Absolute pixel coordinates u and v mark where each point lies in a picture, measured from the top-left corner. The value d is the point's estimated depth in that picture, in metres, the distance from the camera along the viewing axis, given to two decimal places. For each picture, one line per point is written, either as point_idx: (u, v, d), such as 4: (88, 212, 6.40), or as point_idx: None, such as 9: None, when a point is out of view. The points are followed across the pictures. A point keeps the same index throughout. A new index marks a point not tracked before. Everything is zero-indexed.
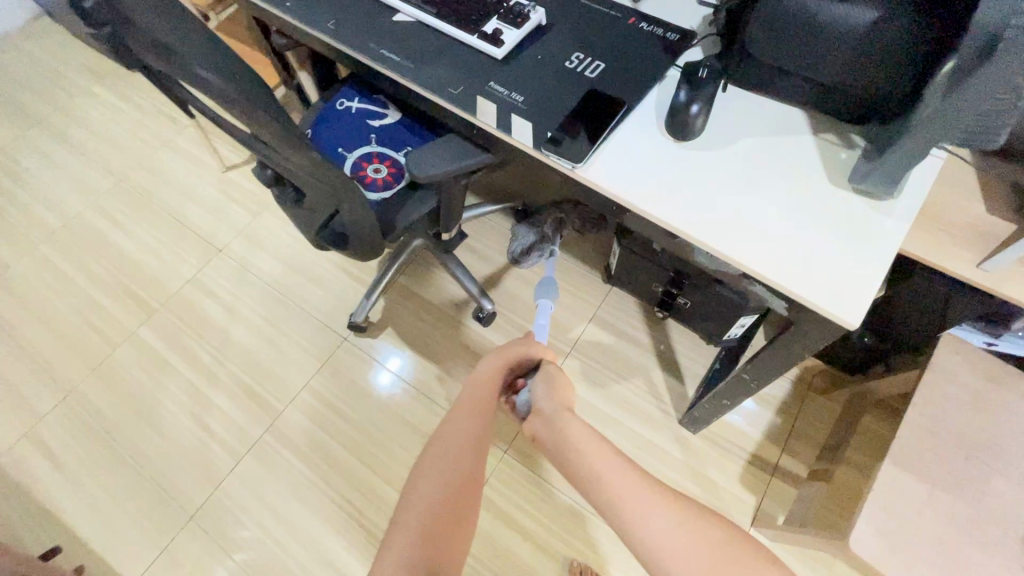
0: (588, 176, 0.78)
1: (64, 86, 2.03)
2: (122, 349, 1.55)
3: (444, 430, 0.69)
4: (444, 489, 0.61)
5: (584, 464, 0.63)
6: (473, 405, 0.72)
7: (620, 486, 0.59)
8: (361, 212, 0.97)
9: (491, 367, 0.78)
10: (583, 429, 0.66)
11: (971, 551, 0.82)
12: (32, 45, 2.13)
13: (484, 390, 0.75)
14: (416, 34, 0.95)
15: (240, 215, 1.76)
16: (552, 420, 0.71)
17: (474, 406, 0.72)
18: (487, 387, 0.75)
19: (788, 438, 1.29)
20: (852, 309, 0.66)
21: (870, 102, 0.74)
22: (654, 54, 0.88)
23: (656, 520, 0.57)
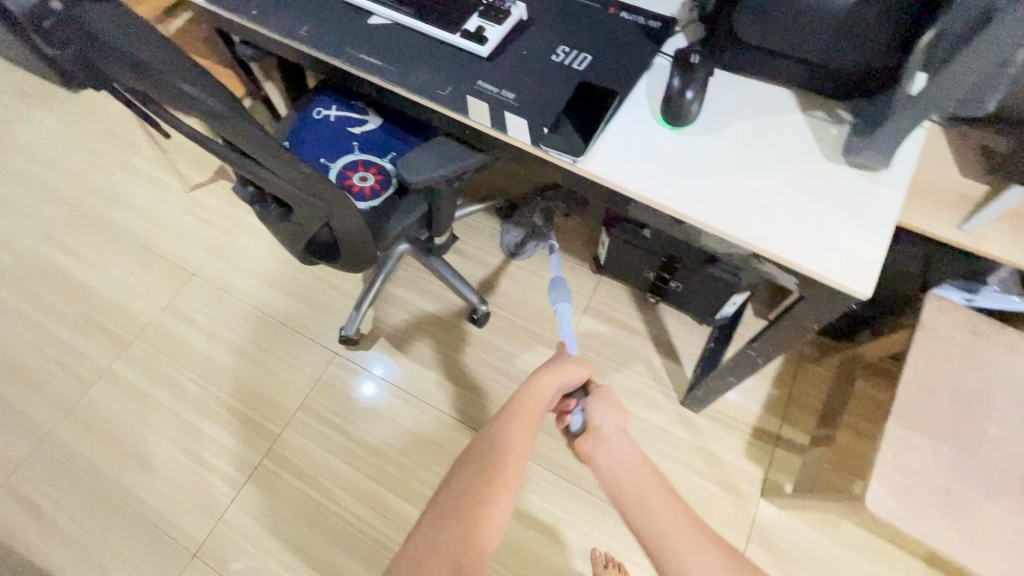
0: (590, 169, 0.78)
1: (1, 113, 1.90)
2: (98, 387, 1.46)
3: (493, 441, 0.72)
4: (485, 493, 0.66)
5: (637, 494, 0.74)
6: (526, 423, 0.75)
7: (664, 522, 0.71)
8: (355, 224, 0.95)
9: (549, 380, 0.79)
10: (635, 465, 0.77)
11: (976, 497, 0.86)
12: None
13: (536, 403, 0.77)
14: (396, 36, 0.93)
15: (210, 235, 1.68)
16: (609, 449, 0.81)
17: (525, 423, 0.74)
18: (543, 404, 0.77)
19: (787, 407, 1.33)
20: (861, 280, 0.68)
21: (855, 79, 0.76)
22: (639, 43, 0.88)
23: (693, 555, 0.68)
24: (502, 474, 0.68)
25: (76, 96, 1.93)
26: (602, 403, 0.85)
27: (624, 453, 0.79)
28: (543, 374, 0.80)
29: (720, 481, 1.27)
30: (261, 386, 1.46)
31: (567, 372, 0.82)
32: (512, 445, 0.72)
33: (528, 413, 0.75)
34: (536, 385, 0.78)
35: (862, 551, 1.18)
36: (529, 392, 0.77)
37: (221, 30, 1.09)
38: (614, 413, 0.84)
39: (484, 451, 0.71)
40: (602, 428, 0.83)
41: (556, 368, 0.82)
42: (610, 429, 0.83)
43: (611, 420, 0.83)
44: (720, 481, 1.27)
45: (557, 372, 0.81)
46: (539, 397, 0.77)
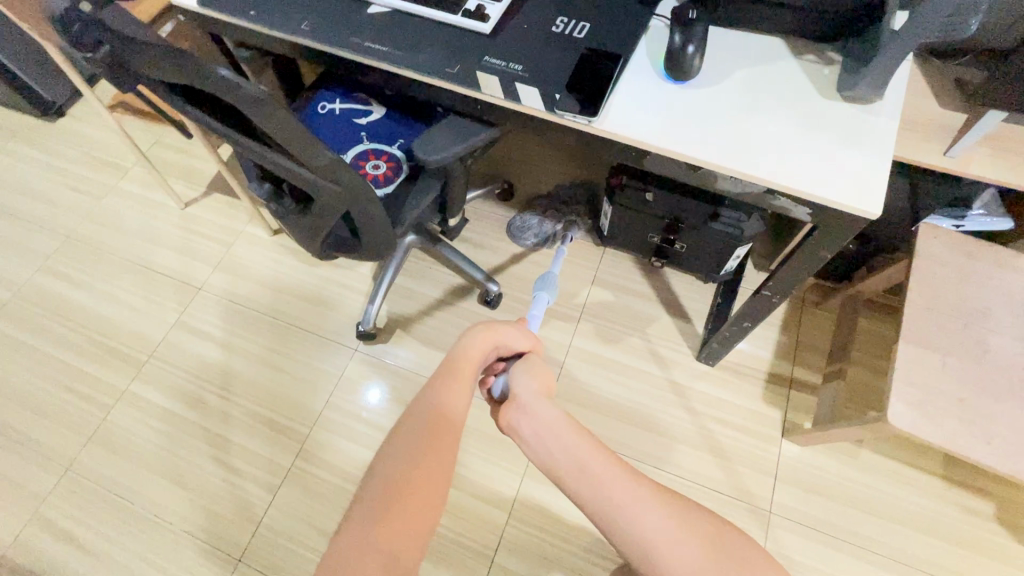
0: (604, 128, 0.82)
1: None
2: (117, 409, 1.45)
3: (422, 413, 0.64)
4: (417, 474, 0.57)
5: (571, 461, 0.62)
6: (456, 391, 0.68)
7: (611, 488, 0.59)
8: (374, 210, 0.97)
9: (479, 342, 0.73)
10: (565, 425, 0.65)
11: (988, 401, 0.93)
12: None
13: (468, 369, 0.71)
14: (397, 22, 0.95)
15: (212, 249, 1.68)
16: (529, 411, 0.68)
17: (456, 389, 0.68)
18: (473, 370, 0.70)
19: (796, 351, 1.39)
20: (871, 201, 0.73)
21: (843, 21, 0.82)
22: (634, 8, 0.92)
23: (644, 514, 0.58)
24: (428, 444, 0.60)
25: (53, 126, 1.90)
26: (527, 367, 0.76)
27: (549, 415, 0.66)
28: (472, 336, 0.73)
29: (742, 427, 1.32)
30: (283, 390, 1.46)
31: (500, 336, 0.75)
32: (448, 416, 0.65)
33: (460, 380, 0.69)
34: (466, 347, 0.72)
35: (882, 475, 1.25)
36: (456, 357, 0.71)
37: (215, 34, 1.10)
38: (539, 377, 0.75)
39: (411, 425, 0.62)
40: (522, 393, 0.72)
41: (488, 329, 0.75)
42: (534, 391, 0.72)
43: (536, 382, 0.74)
44: (742, 427, 1.32)
45: (489, 335, 0.74)
46: (469, 361, 0.71)
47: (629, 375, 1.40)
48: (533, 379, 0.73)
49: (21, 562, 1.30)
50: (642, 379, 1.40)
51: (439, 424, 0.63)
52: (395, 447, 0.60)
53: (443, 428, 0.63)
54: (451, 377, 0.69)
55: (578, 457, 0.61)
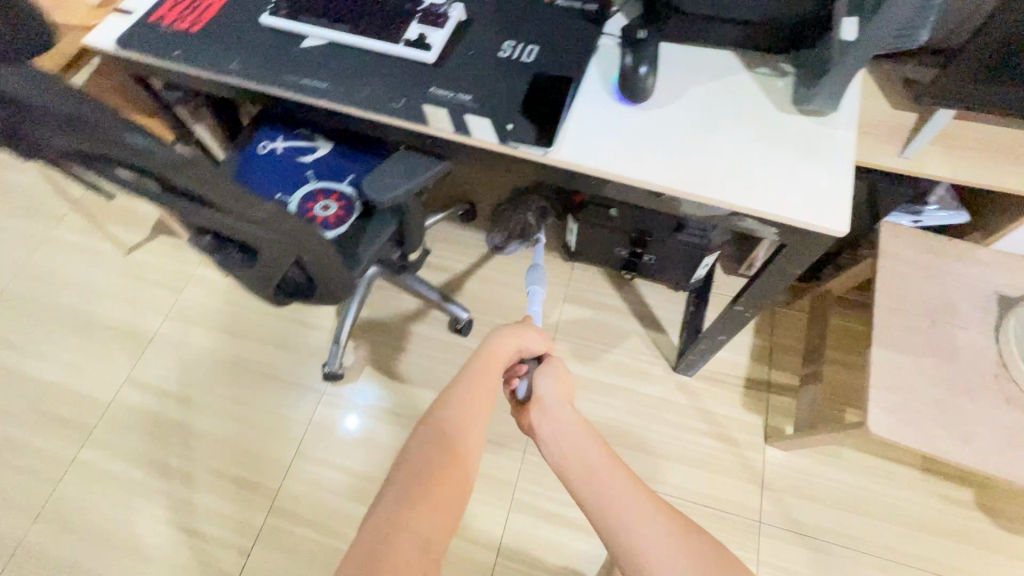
0: (561, 158, 0.78)
1: None
2: (66, 481, 1.34)
3: (449, 403, 0.66)
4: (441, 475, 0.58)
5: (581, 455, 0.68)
6: (483, 385, 0.70)
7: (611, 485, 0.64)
8: (326, 253, 0.91)
9: (506, 343, 0.77)
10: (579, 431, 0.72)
11: (962, 400, 0.93)
12: None
13: (491, 368, 0.73)
14: (335, 56, 0.90)
15: (160, 296, 1.58)
16: (551, 415, 0.76)
17: (485, 384, 0.70)
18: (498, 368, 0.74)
19: (772, 353, 1.39)
20: (837, 218, 0.71)
21: (795, 32, 0.80)
22: (581, 28, 0.89)
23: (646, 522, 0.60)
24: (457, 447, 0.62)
25: None
26: (547, 370, 0.82)
27: (567, 422, 0.74)
28: (500, 337, 0.77)
29: (725, 437, 1.31)
30: (248, 443, 1.38)
31: (524, 337, 0.80)
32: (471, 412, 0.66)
33: (484, 375, 0.71)
34: (495, 345, 0.75)
35: (865, 473, 1.25)
36: (485, 354, 0.74)
37: (139, 74, 1.02)
38: (560, 381, 0.81)
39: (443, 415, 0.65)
40: (545, 395, 0.79)
41: (513, 331, 0.79)
42: (555, 394, 0.79)
43: (557, 387, 0.81)
44: (725, 436, 1.31)
45: (513, 338, 0.78)
46: (494, 359, 0.74)
47: (609, 393, 1.37)
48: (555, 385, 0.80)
49: None
50: (622, 396, 1.37)
51: (465, 416, 0.65)
52: (424, 438, 0.62)
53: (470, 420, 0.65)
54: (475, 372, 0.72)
55: (589, 463, 0.67)
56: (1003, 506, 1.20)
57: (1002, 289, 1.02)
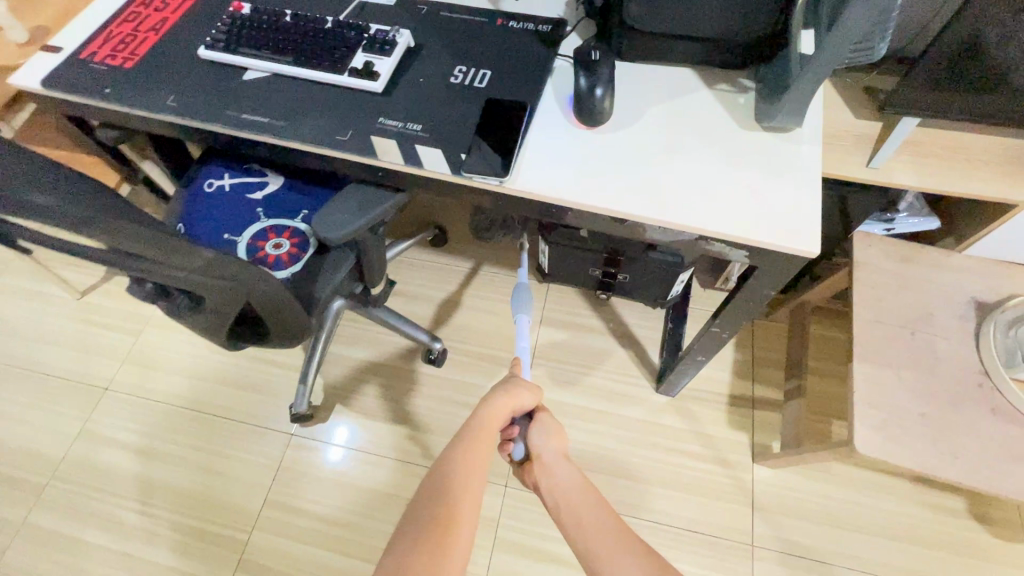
0: (518, 188, 0.74)
1: None
2: (15, 548, 1.25)
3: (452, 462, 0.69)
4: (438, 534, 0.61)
5: (581, 516, 0.72)
6: (483, 446, 0.73)
7: (610, 543, 0.66)
8: (278, 296, 0.86)
9: (502, 405, 0.79)
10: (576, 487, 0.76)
11: (948, 413, 0.90)
12: None
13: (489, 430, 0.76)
14: (278, 88, 0.85)
15: (117, 340, 1.50)
16: (551, 472, 0.80)
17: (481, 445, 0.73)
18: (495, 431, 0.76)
19: (754, 368, 1.36)
20: (807, 238, 0.68)
21: (753, 48, 0.77)
22: (535, 50, 0.86)
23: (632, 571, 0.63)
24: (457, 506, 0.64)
25: None
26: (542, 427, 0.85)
27: (567, 479, 0.78)
28: (496, 400, 0.79)
29: (712, 457, 1.27)
30: (213, 494, 1.30)
31: (518, 396, 0.82)
32: (474, 469, 0.69)
33: (483, 439, 0.74)
34: (492, 405, 0.78)
35: (855, 487, 1.22)
36: (483, 415, 0.77)
37: (71, 116, 0.96)
38: (554, 436, 0.84)
39: (447, 474, 0.67)
40: (543, 452, 0.83)
41: (507, 393, 0.82)
42: (552, 452, 0.83)
43: (554, 443, 0.84)
44: (712, 457, 1.27)
45: (508, 400, 0.80)
46: (492, 419, 0.77)
47: (591, 419, 1.33)
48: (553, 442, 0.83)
49: None
50: (604, 420, 1.32)
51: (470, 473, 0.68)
52: (427, 497, 0.65)
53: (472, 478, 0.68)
54: (478, 431, 0.75)
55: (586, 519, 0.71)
56: (995, 513, 1.18)
57: (979, 295, 1.00)
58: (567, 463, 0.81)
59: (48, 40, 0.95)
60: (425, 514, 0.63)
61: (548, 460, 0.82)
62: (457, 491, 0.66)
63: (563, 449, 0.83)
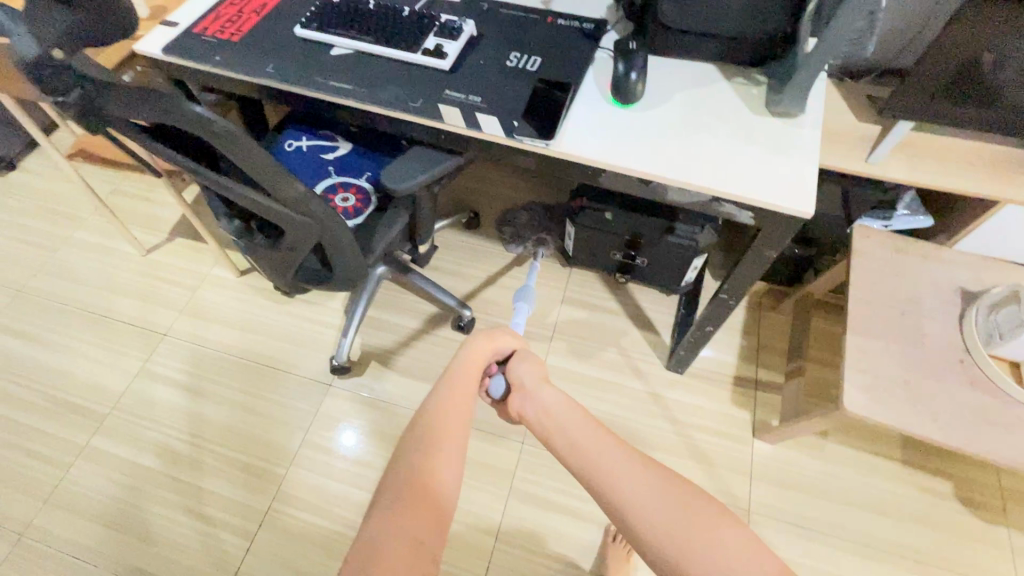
0: (561, 150, 0.88)
1: None
2: (77, 467, 1.39)
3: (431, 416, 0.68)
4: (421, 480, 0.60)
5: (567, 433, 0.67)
6: (465, 392, 0.72)
7: (599, 453, 0.63)
8: (349, 242, 1.00)
9: (482, 349, 0.78)
10: (560, 405, 0.73)
11: (930, 382, 1.01)
12: None
13: (469, 375, 0.75)
14: (361, 62, 1.01)
15: (177, 293, 1.65)
16: (533, 397, 0.77)
17: (462, 393, 0.71)
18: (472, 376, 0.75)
19: (758, 354, 1.46)
20: (805, 202, 0.80)
21: (767, 47, 0.91)
22: (580, 43, 1.01)
23: (622, 476, 0.60)
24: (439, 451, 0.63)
25: (11, 184, 1.87)
26: (521, 359, 0.84)
27: (550, 398, 0.75)
28: (476, 344, 0.78)
29: (713, 431, 1.37)
30: (256, 432, 1.42)
31: (497, 340, 0.82)
32: (453, 415, 0.68)
33: (464, 383, 0.73)
34: (471, 349, 0.77)
35: (848, 465, 1.31)
36: (461, 363, 0.76)
37: (179, 80, 1.13)
38: (535, 368, 0.83)
39: (425, 428, 0.66)
40: (523, 382, 0.81)
41: (487, 339, 0.80)
42: (532, 378, 0.81)
43: (535, 372, 0.82)
44: (713, 431, 1.37)
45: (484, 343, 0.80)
46: (470, 368, 0.75)
47: (604, 390, 1.44)
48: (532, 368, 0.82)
49: None
50: (616, 391, 1.43)
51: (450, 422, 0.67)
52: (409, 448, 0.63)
53: (453, 424, 0.67)
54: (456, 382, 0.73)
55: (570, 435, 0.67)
56: (979, 497, 1.26)
57: (964, 284, 1.11)
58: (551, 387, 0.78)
59: (167, 17, 1.13)
60: (406, 465, 0.61)
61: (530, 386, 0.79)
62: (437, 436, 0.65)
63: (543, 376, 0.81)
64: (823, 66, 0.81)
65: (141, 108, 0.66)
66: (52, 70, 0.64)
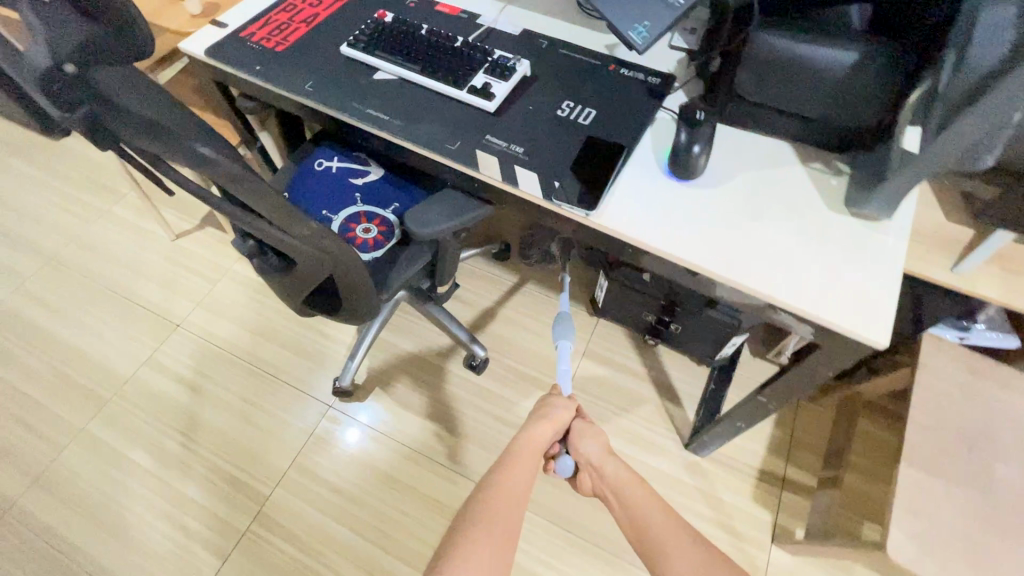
0: (602, 222, 0.79)
1: None
2: (71, 450, 1.37)
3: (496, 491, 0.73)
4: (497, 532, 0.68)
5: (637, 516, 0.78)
6: (531, 460, 0.80)
7: (666, 539, 0.73)
8: (361, 280, 0.93)
9: (546, 426, 0.86)
10: (630, 485, 0.82)
11: (994, 541, 0.86)
12: None
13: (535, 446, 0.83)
14: (401, 91, 0.94)
15: (196, 283, 1.63)
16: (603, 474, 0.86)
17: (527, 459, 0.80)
18: (536, 453, 0.82)
19: (791, 449, 1.32)
20: (879, 329, 0.69)
21: (856, 133, 0.79)
22: (641, 99, 0.91)
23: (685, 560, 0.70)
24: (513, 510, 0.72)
25: (62, 150, 1.91)
26: (583, 431, 0.91)
27: (618, 477, 0.84)
28: (538, 422, 0.86)
29: (727, 528, 1.25)
30: (248, 444, 1.38)
31: (557, 416, 0.88)
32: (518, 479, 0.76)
33: (529, 452, 0.81)
34: (535, 424, 0.86)
35: None
36: (524, 442, 0.82)
37: (220, 83, 1.09)
38: (597, 438, 0.90)
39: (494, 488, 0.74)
40: (589, 456, 0.88)
41: (546, 412, 0.88)
42: (598, 452, 0.88)
43: (598, 443, 0.89)
44: (727, 528, 1.25)
45: (546, 421, 0.87)
46: (537, 440, 0.83)
47: None
48: (596, 440, 0.89)
49: None
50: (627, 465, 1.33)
51: (513, 498, 0.74)
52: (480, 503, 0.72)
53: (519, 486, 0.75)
54: (523, 452, 0.81)
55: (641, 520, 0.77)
56: None
57: None
58: (618, 462, 0.86)
59: (217, 17, 1.09)
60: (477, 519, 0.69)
61: (597, 463, 0.87)
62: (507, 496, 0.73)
63: (608, 448, 0.88)
64: (923, 174, 0.68)
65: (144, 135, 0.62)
66: (62, 87, 0.59)
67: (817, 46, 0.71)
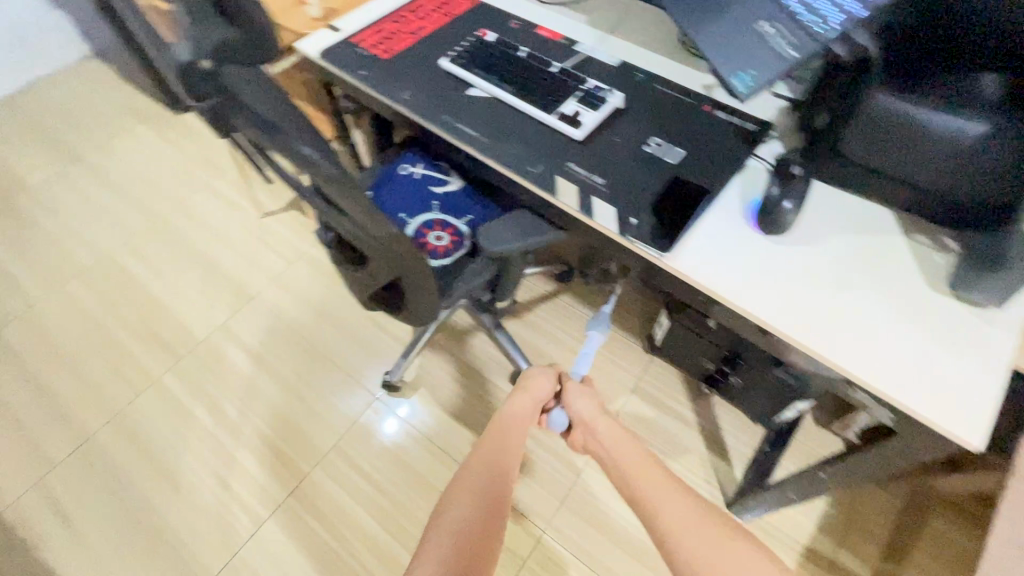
0: (676, 266, 0.77)
1: (117, 133, 2.11)
2: (145, 397, 1.50)
3: (487, 443, 0.84)
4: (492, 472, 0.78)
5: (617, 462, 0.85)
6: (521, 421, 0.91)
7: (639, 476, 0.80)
8: (427, 284, 0.96)
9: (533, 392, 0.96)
10: (613, 433, 0.90)
11: None
12: (93, 96, 2.24)
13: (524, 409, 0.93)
14: (492, 110, 0.96)
15: (275, 261, 1.74)
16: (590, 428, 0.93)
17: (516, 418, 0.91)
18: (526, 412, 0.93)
19: (845, 531, 1.22)
20: (976, 429, 0.62)
21: (971, 210, 0.71)
22: (733, 144, 0.88)
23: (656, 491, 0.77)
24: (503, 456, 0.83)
25: (181, 124, 2.12)
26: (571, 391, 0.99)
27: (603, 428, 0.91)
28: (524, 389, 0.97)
29: None
30: (297, 420, 1.45)
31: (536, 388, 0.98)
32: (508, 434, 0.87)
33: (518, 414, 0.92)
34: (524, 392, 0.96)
35: None
36: (513, 404, 0.94)
37: (326, 83, 1.17)
38: (583, 395, 0.98)
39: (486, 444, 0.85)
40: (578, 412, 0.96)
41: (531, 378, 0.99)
42: (585, 408, 0.96)
43: (584, 399, 0.97)
44: None
45: (530, 388, 0.97)
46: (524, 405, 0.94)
47: None
48: (582, 397, 0.97)
49: (10, 523, 1.33)
50: None
51: (504, 443, 0.85)
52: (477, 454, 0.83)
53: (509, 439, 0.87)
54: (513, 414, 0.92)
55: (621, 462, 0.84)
56: None
57: None
58: (601, 416, 0.94)
59: (334, 22, 1.17)
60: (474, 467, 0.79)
61: (584, 418, 0.95)
62: (497, 447, 0.84)
63: (594, 405, 0.96)
64: None
65: (258, 131, 0.65)
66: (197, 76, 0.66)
67: (939, 112, 0.69)
